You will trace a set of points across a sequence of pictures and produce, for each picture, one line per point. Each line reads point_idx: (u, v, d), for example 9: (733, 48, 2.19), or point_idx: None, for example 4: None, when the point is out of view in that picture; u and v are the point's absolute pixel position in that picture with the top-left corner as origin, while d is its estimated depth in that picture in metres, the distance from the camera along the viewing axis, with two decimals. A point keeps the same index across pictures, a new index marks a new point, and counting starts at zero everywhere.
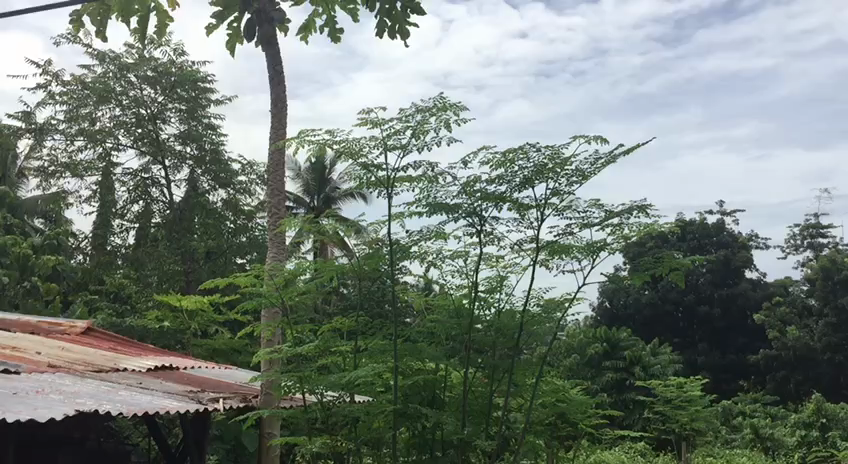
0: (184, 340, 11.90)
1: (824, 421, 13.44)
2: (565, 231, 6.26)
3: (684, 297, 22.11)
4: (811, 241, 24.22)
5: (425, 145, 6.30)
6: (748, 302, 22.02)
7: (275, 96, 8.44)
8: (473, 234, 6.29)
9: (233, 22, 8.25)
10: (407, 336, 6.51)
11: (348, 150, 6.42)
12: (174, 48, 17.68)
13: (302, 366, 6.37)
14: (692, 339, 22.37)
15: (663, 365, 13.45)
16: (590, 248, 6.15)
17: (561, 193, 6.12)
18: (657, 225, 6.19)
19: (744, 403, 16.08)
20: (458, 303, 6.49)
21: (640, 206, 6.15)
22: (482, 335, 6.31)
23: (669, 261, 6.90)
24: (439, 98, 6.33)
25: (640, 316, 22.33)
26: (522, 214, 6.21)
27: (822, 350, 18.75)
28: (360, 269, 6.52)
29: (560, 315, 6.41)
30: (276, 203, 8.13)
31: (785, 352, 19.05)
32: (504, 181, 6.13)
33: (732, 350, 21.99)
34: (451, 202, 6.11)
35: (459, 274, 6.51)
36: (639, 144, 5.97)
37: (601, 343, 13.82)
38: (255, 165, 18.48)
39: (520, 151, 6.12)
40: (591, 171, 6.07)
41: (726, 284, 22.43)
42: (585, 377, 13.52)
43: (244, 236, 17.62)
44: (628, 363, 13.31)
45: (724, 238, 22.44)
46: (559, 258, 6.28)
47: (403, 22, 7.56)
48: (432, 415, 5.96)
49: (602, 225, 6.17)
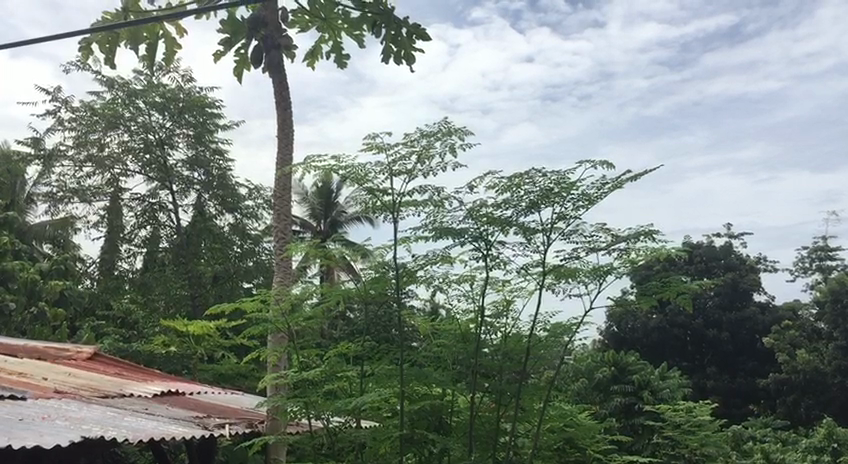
0: (191, 365, 11.91)
1: (836, 446, 13.33)
2: (570, 256, 6.27)
3: (692, 321, 21.99)
4: (819, 264, 24.07)
5: (430, 170, 6.33)
6: (757, 326, 21.86)
7: (281, 121, 8.49)
8: (479, 258, 6.29)
9: (240, 49, 8.35)
10: (413, 360, 6.47)
11: (355, 174, 6.44)
12: (183, 74, 17.83)
13: (308, 391, 6.31)
14: (701, 362, 22.21)
15: (673, 389, 13.32)
16: (595, 272, 6.15)
17: (567, 217, 6.12)
18: (664, 249, 6.20)
19: (755, 428, 15.87)
20: (464, 328, 6.46)
21: (647, 230, 6.17)
22: (489, 359, 6.28)
23: (677, 286, 6.90)
24: (444, 123, 6.36)
25: (648, 340, 22.20)
26: (528, 238, 6.21)
27: (832, 373, 18.40)
28: (365, 294, 6.52)
29: (568, 338, 6.38)
30: (282, 227, 8.15)
31: (795, 375, 18.80)
32: (511, 205, 6.14)
33: (742, 374, 21.78)
34: (456, 227, 6.12)
35: (465, 298, 6.51)
36: (646, 168, 5.97)
37: (609, 367, 13.70)
38: (262, 190, 18.55)
39: (526, 175, 6.15)
40: (597, 195, 6.08)
41: (734, 307, 22.30)
42: (594, 401, 13.39)
43: (250, 260, 17.71)
44: (637, 387, 13.15)
45: (731, 261, 22.41)
46: (565, 283, 6.27)
47: (409, 49, 7.59)
48: (438, 441, 5.89)
49: (608, 249, 6.17)
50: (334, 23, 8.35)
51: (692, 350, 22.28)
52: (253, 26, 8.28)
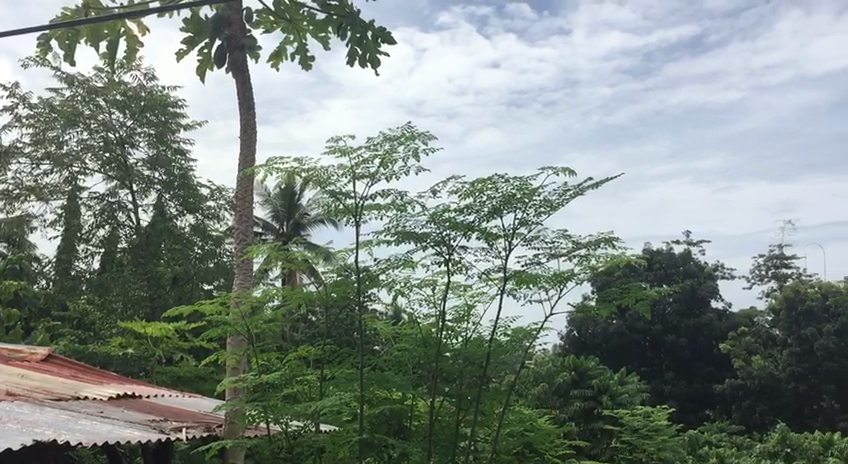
0: (148, 368, 11.75)
1: (790, 451, 13.18)
2: (532, 261, 6.33)
3: (651, 327, 22.27)
4: (775, 271, 24.57)
5: (393, 174, 6.33)
6: (714, 332, 22.22)
7: (244, 122, 8.42)
8: (441, 263, 6.30)
9: (203, 48, 8.26)
10: (374, 364, 6.47)
11: (317, 177, 6.41)
12: (145, 72, 17.59)
13: (267, 395, 6.25)
14: (659, 367, 22.48)
15: (631, 393, 13.52)
16: (556, 278, 6.21)
17: (529, 223, 6.17)
18: (623, 256, 6.28)
19: (711, 433, 16.08)
20: (426, 332, 6.45)
21: (607, 238, 6.26)
22: (450, 363, 6.28)
23: (636, 292, 7.01)
24: (408, 127, 6.37)
25: (608, 345, 22.43)
26: (490, 243, 6.25)
27: (786, 379, 18.57)
28: (327, 297, 6.49)
29: (528, 343, 6.43)
30: (244, 229, 8.07)
31: (751, 381, 18.80)
32: (474, 210, 6.15)
33: (698, 379, 22.06)
34: (419, 231, 6.13)
35: (426, 302, 6.51)
36: (606, 176, 6.04)
37: (569, 371, 13.77)
38: (223, 190, 18.37)
39: (488, 181, 6.18)
40: (559, 202, 6.13)
41: (692, 313, 22.65)
42: (553, 406, 13.46)
43: (211, 261, 17.52)
44: (596, 392, 13.26)
45: (690, 267, 22.81)
46: (525, 289, 6.33)
47: (375, 52, 7.58)
48: (397, 445, 5.85)
49: (569, 255, 6.23)
50: (300, 25, 8.31)
51: (651, 355, 22.56)
52: (217, 26, 8.22)
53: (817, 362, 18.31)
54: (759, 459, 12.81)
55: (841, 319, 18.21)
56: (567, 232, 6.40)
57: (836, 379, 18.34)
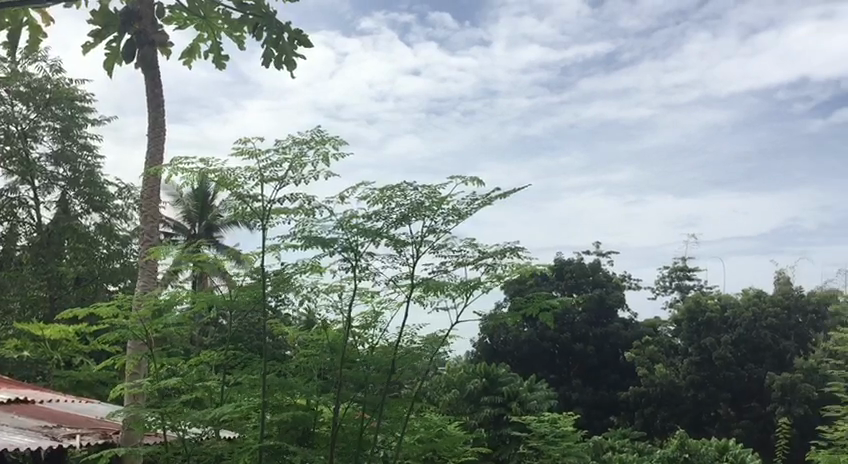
0: (47, 372, 11.31)
1: (687, 457, 13.33)
2: (439, 269, 6.38)
3: (560, 335, 22.78)
4: (678, 283, 25.48)
5: (302, 178, 6.29)
6: (620, 341, 22.85)
7: (153, 120, 8.20)
8: (349, 269, 6.28)
9: (110, 42, 7.99)
10: (279, 370, 6.39)
11: (224, 178, 6.30)
12: (51, 64, 16.92)
13: (166, 401, 6.09)
14: (567, 375, 22.95)
15: (540, 400, 13.74)
16: (463, 286, 6.27)
17: (437, 231, 6.22)
18: (528, 266, 6.39)
19: (614, 439, 16.47)
20: (332, 338, 6.42)
21: (512, 248, 6.37)
22: (356, 370, 6.27)
23: (541, 301, 7.16)
24: (318, 131, 6.34)
25: (519, 353, 22.82)
26: (398, 250, 6.26)
27: (686, 387, 18.96)
28: (233, 302, 6.38)
29: (434, 350, 6.48)
30: (149, 230, 7.85)
31: (653, 388, 19.25)
32: (382, 217, 6.16)
33: (604, 387, 22.57)
34: (326, 236, 6.09)
35: (333, 308, 6.47)
36: (513, 186, 6.15)
37: (481, 378, 13.92)
38: (132, 189, 17.84)
39: (397, 188, 6.21)
40: (467, 210, 6.21)
41: (600, 323, 23.24)
42: (464, 412, 13.57)
43: (117, 262, 16.97)
44: (505, 399, 13.45)
45: (599, 277, 23.46)
46: (433, 296, 6.37)
47: (291, 54, 7.51)
48: (299, 453, 5.80)
49: (475, 264, 6.31)
50: (214, 23, 8.15)
51: (560, 362, 23.05)
52: (126, 20, 7.98)
53: (715, 371, 18.93)
54: None
55: (738, 330, 18.95)
56: (474, 241, 6.48)
57: (732, 388, 18.81)
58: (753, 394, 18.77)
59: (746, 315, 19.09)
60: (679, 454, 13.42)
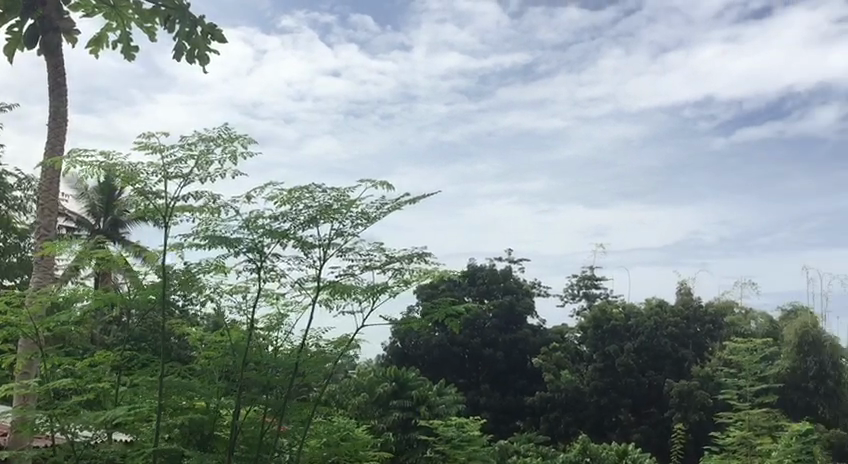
0: None
1: (589, 461, 13.56)
2: (346, 272, 6.38)
3: (471, 340, 23.10)
4: (586, 291, 26.15)
5: (208, 176, 6.18)
6: (528, 347, 23.21)
7: (54, 110, 7.89)
8: (254, 270, 6.21)
9: (12, 26, 7.65)
10: (179, 372, 6.27)
11: (126, 174, 6.14)
12: None
13: (56, 402, 5.87)
14: (476, 379, 23.17)
15: (449, 404, 13.79)
16: (370, 290, 6.28)
17: (345, 234, 6.21)
18: (434, 271, 6.45)
19: (519, 443, 16.72)
20: (235, 340, 6.34)
21: (419, 253, 6.43)
22: (258, 373, 6.20)
23: (448, 308, 7.24)
24: (226, 129, 6.25)
25: (429, 357, 22.96)
26: (305, 252, 6.23)
27: (590, 393, 19.37)
28: (132, 300, 6.21)
29: (339, 353, 6.47)
30: (46, 224, 7.55)
31: (558, 394, 19.58)
32: (289, 218, 6.12)
33: (511, 392, 22.77)
34: (231, 236, 6.01)
35: (237, 310, 6.39)
36: (422, 191, 6.20)
37: (390, 382, 13.87)
38: (32, 180, 17.10)
39: (306, 190, 6.18)
40: (375, 214, 6.22)
41: (509, 328, 23.59)
42: (373, 416, 13.50)
43: (13, 256, 16.67)
44: (414, 403, 13.45)
45: (510, 284, 23.88)
46: (338, 299, 6.36)
47: (203, 49, 7.35)
48: (194, 457, 5.72)
49: (382, 268, 6.32)
50: (125, 13, 7.90)
51: (469, 367, 23.31)
52: (29, 5, 7.66)
53: (617, 377, 19.47)
54: None
55: (640, 338, 19.57)
56: (382, 245, 6.50)
57: (633, 394, 19.33)
58: (653, 400, 19.36)
59: (648, 324, 19.75)
60: (582, 457, 13.67)
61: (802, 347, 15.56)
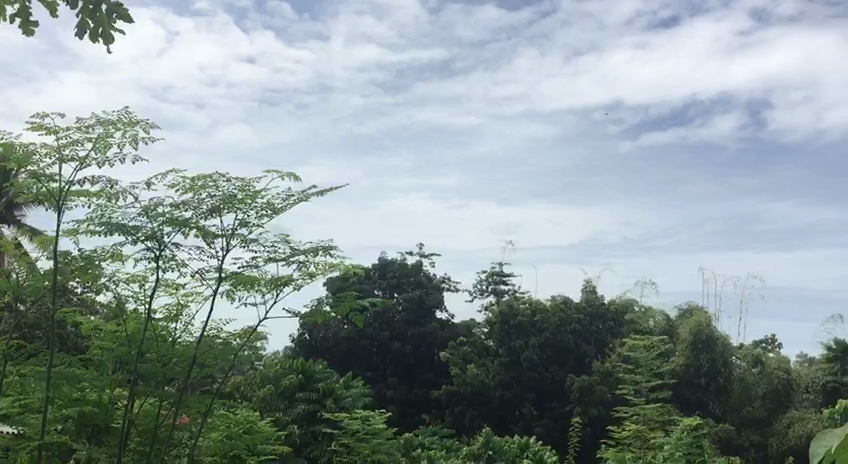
0: None
1: (491, 454, 13.51)
2: (250, 263, 6.30)
3: (379, 334, 23.11)
4: (494, 287, 26.56)
5: (106, 160, 6.01)
6: (436, 340, 23.38)
7: None
8: (152, 259, 6.07)
9: None
10: (70, 362, 6.05)
11: (17, 155, 5.89)
12: None
13: None
14: (383, 372, 23.19)
15: (355, 397, 13.72)
16: (274, 282, 6.23)
17: (249, 225, 6.16)
18: (339, 265, 6.47)
19: (424, 436, 16.84)
20: (131, 330, 6.16)
21: (325, 246, 6.40)
22: (154, 365, 6.05)
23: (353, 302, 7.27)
24: (127, 112, 6.09)
25: (337, 349, 22.86)
26: (207, 242, 6.14)
27: (495, 387, 19.64)
28: (20, 287, 5.95)
29: (240, 345, 6.39)
30: None
31: (463, 387, 19.64)
32: (191, 207, 6.03)
33: (418, 385, 22.84)
34: (129, 223, 5.85)
35: (134, 299, 6.22)
36: (328, 185, 6.22)
37: (296, 374, 13.75)
38: None
39: (210, 179, 6.11)
40: (281, 206, 6.21)
41: (418, 322, 23.75)
42: (278, 408, 13.35)
43: None
44: (321, 395, 13.35)
45: (420, 278, 24.06)
46: (241, 291, 6.27)
47: None
48: (82, 450, 5.58)
49: (287, 260, 6.30)
50: None
51: (377, 360, 23.26)
52: None
53: (522, 371, 19.78)
54: None
55: (545, 334, 20.05)
56: (288, 238, 6.48)
57: (537, 389, 19.74)
58: (554, 395, 19.74)
59: (553, 320, 20.24)
60: (483, 451, 13.60)
61: (695, 345, 16.22)
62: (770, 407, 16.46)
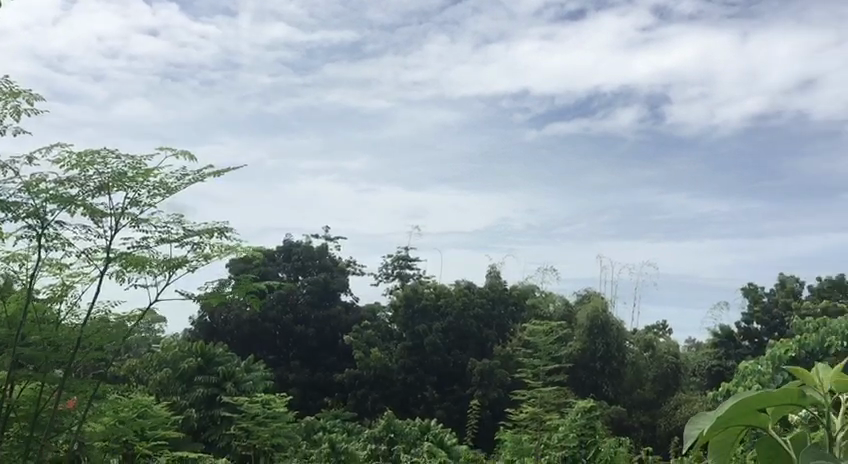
0: None
1: (392, 436, 13.23)
2: (140, 244, 6.19)
3: (283, 317, 22.91)
4: (400, 271, 26.66)
5: None
6: (340, 324, 23.27)
7: None
8: (35, 238, 5.87)
9: None
10: None
11: None
12: None
13: None
14: (286, 356, 22.98)
15: (256, 381, 13.47)
16: (165, 264, 6.14)
17: (139, 204, 6.08)
18: (234, 247, 6.45)
19: (326, 419, 16.75)
20: (11, 311, 5.93)
21: (219, 228, 6.33)
22: (35, 347, 5.83)
23: (249, 285, 7.25)
24: (8, 84, 5.87)
25: (239, 332, 22.54)
26: (94, 221, 5.99)
27: (398, 370, 19.60)
28: None
29: (128, 326, 6.28)
30: None
31: (366, 371, 19.58)
32: (78, 184, 5.87)
33: (321, 368, 22.64)
34: (9, 200, 5.63)
35: (14, 279, 6.00)
36: (221, 165, 6.21)
37: (195, 357, 13.46)
38: None
39: (98, 156, 5.99)
40: (174, 186, 6.16)
41: (322, 305, 23.61)
42: (176, 392, 13.05)
43: None
44: (220, 379, 13.09)
45: (325, 260, 24.01)
46: (130, 272, 6.14)
47: None
48: None
49: (180, 241, 6.24)
50: None
51: (280, 343, 23.08)
52: None
53: (425, 355, 19.95)
54: (363, 447, 12.88)
55: (448, 318, 20.30)
56: (181, 219, 6.44)
57: (439, 372, 19.89)
58: (456, 378, 19.94)
59: (457, 304, 20.59)
60: (385, 434, 13.33)
61: (592, 330, 16.82)
62: (659, 389, 16.94)
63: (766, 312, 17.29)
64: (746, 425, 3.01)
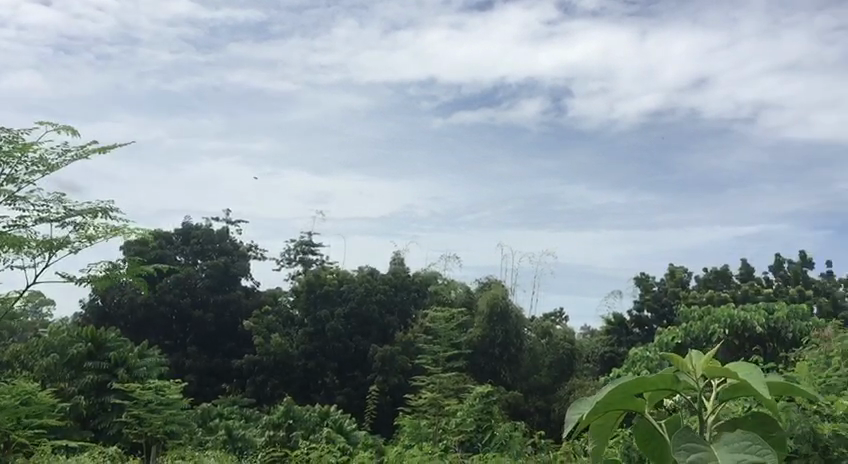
0: None
1: (291, 422, 12.99)
2: (19, 223, 6.02)
3: (180, 301, 22.23)
4: (302, 257, 26.39)
5: None
6: (240, 309, 22.80)
7: None
8: None
9: None
10: None
11: None
12: None
13: None
14: (182, 341, 22.37)
15: (150, 368, 13.05)
16: (46, 244, 5.99)
17: (19, 181, 5.91)
18: (120, 228, 6.36)
19: (223, 406, 16.42)
20: None
21: (104, 208, 6.13)
22: None
23: (137, 268, 7.16)
24: None
25: (133, 317, 21.87)
26: None
27: (298, 356, 19.37)
28: None
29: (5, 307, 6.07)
30: None
31: (266, 357, 19.31)
32: None
33: (219, 354, 22.11)
34: None
35: None
36: (106, 145, 6.15)
37: (85, 343, 12.97)
38: None
39: None
40: (56, 164, 6.03)
41: (222, 290, 23.10)
42: (63, 379, 12.54)
43: None
44: (112, 365, 12.65)
45: (226, 245, 23.71)
46: (9, 252, 5.92)
47: None
48: None
49: (62, 222, 6.11)
50: None
51: (176, 328, 22.42)
52: None
53: (326, 341, 19.75)
54: (260, 433, 12.63)
55: (350, 304, 20.26)
56: (64, 199, 6.32)
57: (340, 358, 19.79)
58: (357, 364, 19.85)
59: (359, 290, 20.53)
60: (284, 420, 13.08)
61: (492, 317, 17.14)
62: (555, 374, 17.46)
63: (655, 301, 17.96)
64: (624, 409, 3.11)
